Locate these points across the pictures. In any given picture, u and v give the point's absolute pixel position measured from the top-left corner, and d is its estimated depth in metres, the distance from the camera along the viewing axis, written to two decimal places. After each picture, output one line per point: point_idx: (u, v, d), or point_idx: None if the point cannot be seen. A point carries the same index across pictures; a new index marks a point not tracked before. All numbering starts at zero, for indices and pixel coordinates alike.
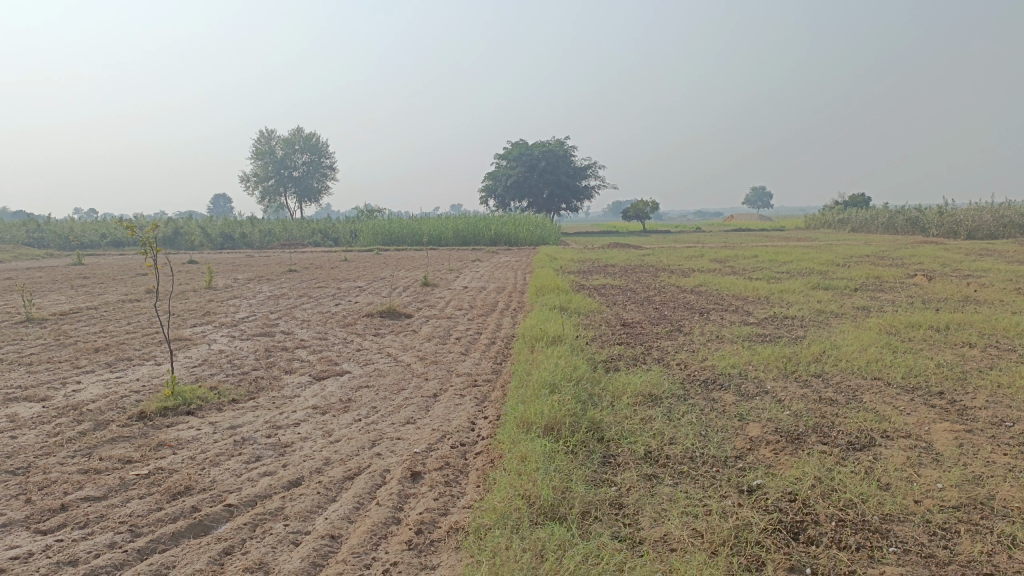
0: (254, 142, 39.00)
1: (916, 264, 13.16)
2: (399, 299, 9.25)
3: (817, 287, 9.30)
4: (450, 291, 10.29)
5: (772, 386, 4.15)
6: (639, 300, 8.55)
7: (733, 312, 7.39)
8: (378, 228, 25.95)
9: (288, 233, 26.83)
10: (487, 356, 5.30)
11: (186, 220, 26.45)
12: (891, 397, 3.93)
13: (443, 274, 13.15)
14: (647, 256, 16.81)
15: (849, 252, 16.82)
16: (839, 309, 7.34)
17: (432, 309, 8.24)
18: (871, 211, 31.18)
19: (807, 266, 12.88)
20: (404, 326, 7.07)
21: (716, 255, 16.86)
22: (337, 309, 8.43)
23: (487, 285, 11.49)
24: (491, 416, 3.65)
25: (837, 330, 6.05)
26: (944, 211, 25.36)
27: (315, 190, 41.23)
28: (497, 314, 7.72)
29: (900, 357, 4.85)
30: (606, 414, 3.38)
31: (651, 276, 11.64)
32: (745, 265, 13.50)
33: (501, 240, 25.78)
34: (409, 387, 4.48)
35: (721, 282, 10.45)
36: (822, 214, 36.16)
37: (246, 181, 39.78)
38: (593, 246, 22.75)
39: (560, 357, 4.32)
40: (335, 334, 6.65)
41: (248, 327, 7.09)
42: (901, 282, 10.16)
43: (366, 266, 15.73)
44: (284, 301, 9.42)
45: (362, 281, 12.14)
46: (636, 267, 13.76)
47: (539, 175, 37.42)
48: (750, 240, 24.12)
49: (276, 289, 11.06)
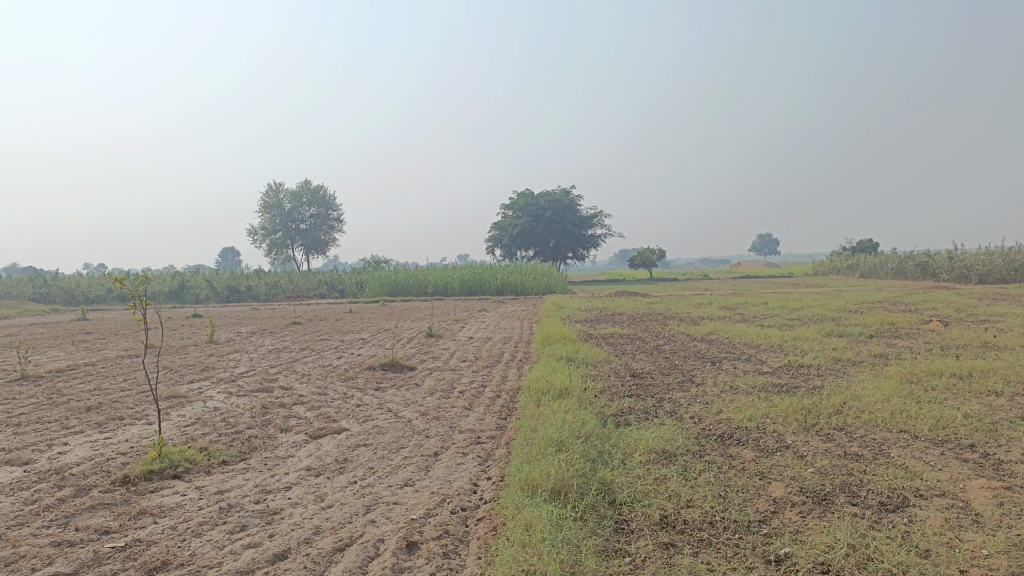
0: (263, 195, 39.38)
1: (930, 310, 12.92)
2: (403, 351, 9.05)
3: (830, 335, 9.06)
4: (455, 342, 10.10)
5: (793, 441, 3.91)
6: (649, 349, 8.33)
7: (746, 361, 7.15)
8: (384, 279, 25.91)
9: (294, 284, 26.78)
10: (491, 410, 5.09)
11: (192, 274, 26.47)
12: (921, 450, 3.69)
13: (448, 325, 12.99)
14: (655, 304, 16.63)
15: (860, 297, 16.59)
16: (856, 357, 7.10)
17: (436, 362, 8.05)
18: (879, 256, 31.00)
19: (818, 312, 12.65)
20: (406, 379, 6.87)
21: (725, 302, 16.65)
22: (338, 362, 8.24)
23: (493, 335, 11.31)
24: (494, 477, 3.43)
25: (856, 379, 5.81)
26: (953, 256, 25.18)
27: (321, 242, 41.39)
28: (503, 365, 7.52)
29: (926, 407, 4.61)
30: (617, 474, 3.16)
31: (659, 325, 11.42)
32: (755, 313, 13.29)
33: (508, 290, 25.68)
34: (409, 445, 4.27)
35: (732, 330, 10.22)
36: (830, 260, 36.01)
37: (253, 235, 39.98)
38: (601, 294, 22.63)
39: (567, 412, 4.11)
40: (335, 388, 6.45)
41: (246, 383, 6.90)
42: (917, 327, 9.92)
43: (370, 317, 15.57)
44: (286, 354, 9.26)
45: (367, 333, 11.98)
46: (644, 315, 13.58)
47: (545, 225, 37.51)
48: (758, 287, 23.92)
49: (279, 342, 10.91)
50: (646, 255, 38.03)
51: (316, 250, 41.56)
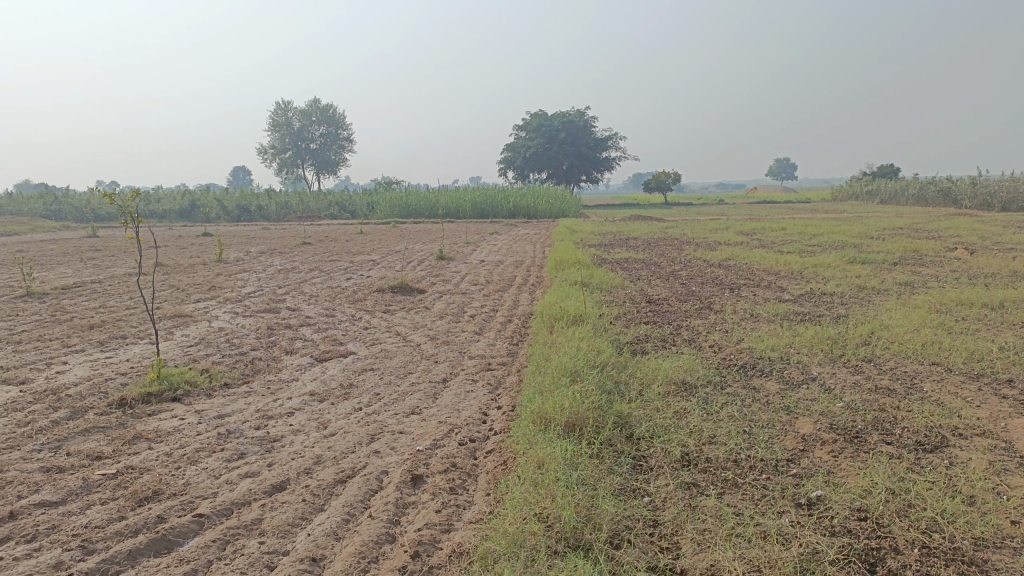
0: (272, 113, 38.67)
1: (954, 237, 12.56)
2: (412, 274, 8.87)
3: (852, 262, 8.78)
4: (465, 265, 9.89)
5: (819, 373, 3.72)
6: (664, 274, 8.11)
7: (766, 288, 6.92)
8: (395, 200, 25.60)
9: (304, 205, 26.48)
10: (502, 336, 4.91)
11: (202, 192, 26.22)
12: (956, 385, 3.49)
13: (459, 247, 12.77)
14: (670, 228, 16.31)
15: (881, 224, 16.19)
16: (881, 286, 6.85)
17: (447, 284, 7.87)
18: (901, 182, 30.25)
19: (838, 238, 12.31)
20: (416, 302, 6.70)
21: (742, 227, 16.29)
22: (347, 283, 8.07)
23: (505, 258, 11.09)
24: (505, 407, 3.26)
25: (882, 308, 5.58)
26: (977, 182, 24.50)
27: (332, 162, 40.84)
28: (514, 289, 7.33)
29: (958, 338, 4.39)
30: (635, 407, 2.98)
31: (675, 249, 11.16)
32: (773, 238, 12.97)
33: (520, 213, 25.35)
34: (417, 370, 4.11)
35: (750, 255, 9.95)
36: (849, 186, 35.26)
37: (263, 153, 39.46)
38: (615, 218, 22.30)
39: (582, 340, 3.92)
40: (343, 310, 6.29)
41: (253, 303, 6.75)
42: (941, 255, 9.62)
43: (381, 239, 15.36)
44: (294, 274, 9.10)
45: (377, 254, 11.79)
46: (659, 240, 13.30)
47: (559, 146, 36.74)
48: (775, 213, 23.48)
49: (288, 262, 10.75)
50: (661, 179, 37.36)
51: (327, 170, 41.07)
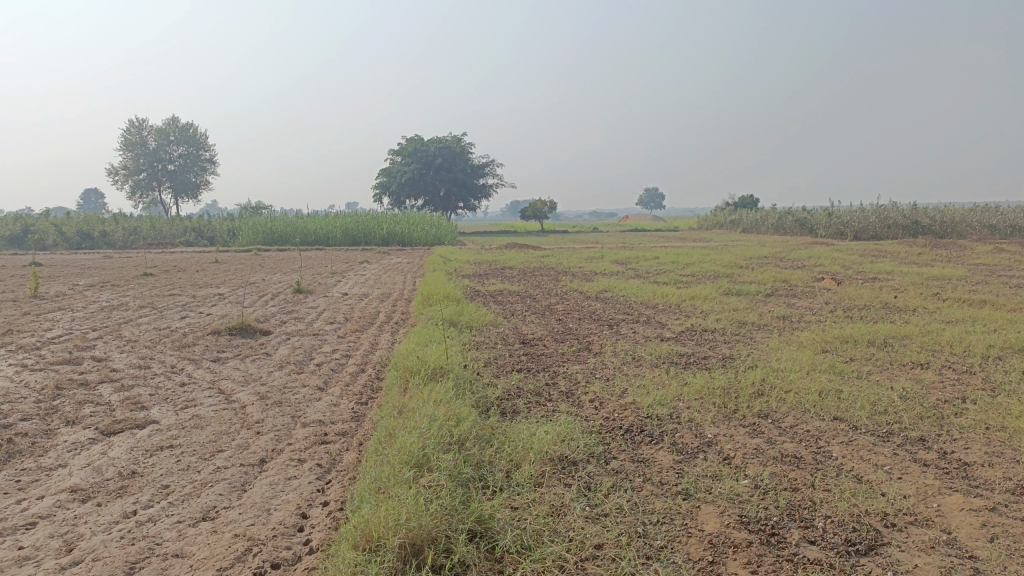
0: (125, 132, 35.92)
1: (818, 266, 12.89)
2: (260, 311, 7.85)
3: (728, 293, 8.57)
4: (325, 299, 8.96)
5: (716, 436, 3.17)
6: (540, 309, 7.53)
7: (646, 325, 6.46)
8: (259, 227, 24.05)
9: (156, 231, 24.47)
10: (349, 393, 4.11)
11: (36, 216, 23.65)
12: (868, 450, 3.02)
13: (322, 278, 11.79)
14: (547, 257, 15.99)
15: (749, 252, 16.57)
16: (760, 320, 6.55)
17: (297, 323, 6.96)
18: (761, 211, 31.68)
19: (711, 268, 12.28)
20: (255, 347, 5.75)
21: (617, 256, 16.14)
22: (179, 324, 6.97)
23: (371, 290, 10.25)
24: (332, 505, 2.48)
25: (769, 349, 5.20)
26: (831, 212, 25.96)
27: (192, 185, 38.34)
28: (375, 328, 6.51)
29: (855, 386, 4.00)
30: (499, 504, 2.28)
31: (551, 280, 10.67)
32: (648, 267, 12.85)
33: (393, 240, 24.48)
34: (229, 445, 3.24)
35: (627, 287, 9.58)
36: (715, 215, 36.73)
37: (114, 175, 36.53)
38: (491, 245, 21.92)
39: (439, 401, 3.20)
40: (163, 361, 5.27)
41: (50, 351, 5.58)
42: (811, 286, 9.63)
43: (237, 268, 14.06)
44: (119, 313, 7.88)
45: (226, 287, 10.63)
46: (534, 269, 12.88)
47: (435, 173, 36.12)
48: (649, 241, 23.86)
49: (118, 297, 9.44)
50: (537, 207, 37.50)
51: (186, 193, 38.45)
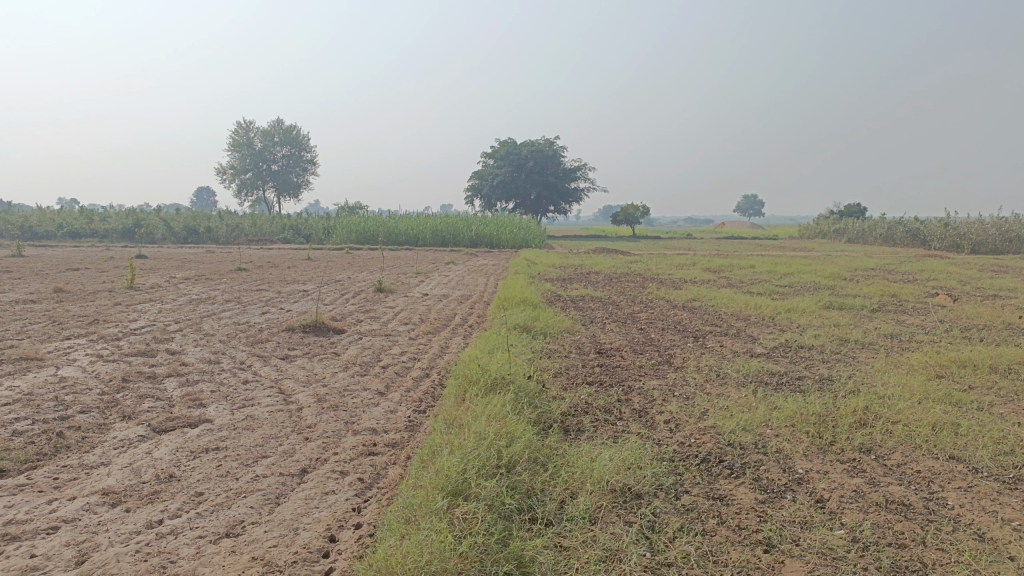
0: (233, 132, 37.56)
1: (931, 281, 11.92)
2: (338, 309, 7.83)
3: (828, 307, 7.95)
4: (404, 299, 8.88)
5: (807, 473, 2.77)
6: (622, 318, 7.16)
7: (735, 338, 6.00)
8: (353, 226, 24.55)
9: (256, 228, 25.39)
10: (408, 399, 3.90)
11: (148, 211, 24.91)
12: (993, 499, 2.55)
13: (405, 277, 11.78)
14: (635, 263, 15.52)
15: (853, 264, 15.57)
16: (864, 339, 5.98)
17: (372, 323, 6.87)
18: (868, 221, 30.02)
19: (810, 279, 11.54)
20: (325, 346, 5.65)
21: (709, 264, 15.50)
22: (257, 319, 6.99)
23: (452, 291, 10.11)
24: (363, 528, 2.25)
25: (873, 371, 4.68)
26: (947, 223, 24.24)
27: (293, 185, 39.71)
28: (448, 331, 6.32)
29: (976, 420, 3.48)
30: (543, 545, 1.99)
31: (637, 287, 10.26)
32: (741, 277, 12.22)
33: (482, 242, 24.46)
34: (275, 450, 3.08)
35: (717, 296, 9.07)
36: (817, 224, 35.07)
37: (221, 173, 38.28)
38: (579, 249, 21.58)
39: (494, 416, 2.92)
40: (232, 357, 5.22)
41: (129, 343, 5.66)
42: (922, 302, 8.84)
43: (326, 266, 14.28)
44: (205, 306, 8.02)
45: (311, 284, 10.74)
46: (621, 275, 12.48)
47: (526, 175, 36.03)
48: (745, 249, 22.94)
49: (208, 291, 9.66)
50: (629, 212, 36.83)
51: (287, 193, 39.86)
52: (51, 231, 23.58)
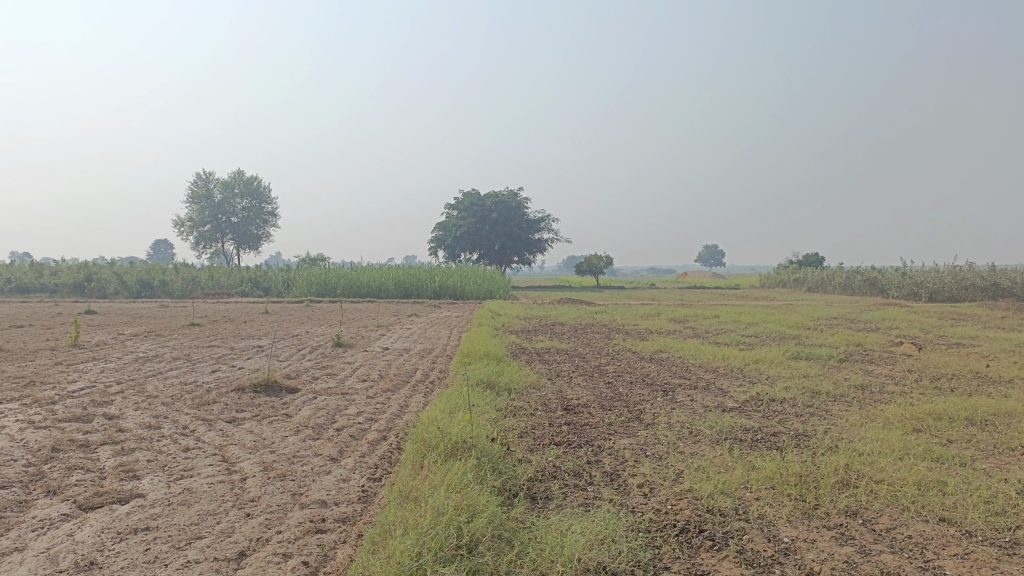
0: (193, 185, 37.09)
1: (893, 329, 11.99)
2: (294, 366, 7.49)
3: (796, 357, 7.86)
4: (364, 354, 8.57)
5: (794, 542, 2.56)
6: (588, 371, 6.97)
7: (705, 392, 5.83)
8: (314, 278, 24.15)
9: (214, 281, 24.85)
10: (363, 466, 3.62)
11: (101, 265, 24.25)
12: (994, 567, 2.37)
13: (366, 331, 11.47)
14: (600, 314, 15.42)
15: (816, 313, 15.67)
16: (835, 390, 5.86)
17: (328, 381, 6.56)
18: (826, 270, 30.55)
19: (775, 329, 11.52)
20: (277, 406, 5.34)
21: (674, 314, 15.47)
22: (207, 378, 6.63)
23: (414, 345, 9.84)
24: None
25: (849, 426, 4.53)
26: (903, 272, 24.72)
27: (254, 237, 39.19)
28: (408, 388, 6.04)
29: (962, 477, 3.32)
30: None
31: (603, 339, 10.10)
32: (707, 327, 12.16)
33: (445, 293, 24.23)
34: (212, 529, 2.77)
35: (684, 348, 8.93)
36: (777, 273, 35.61)
37: (180, 226, 37.67)
38: (544, 300, 21.47)
39: (455, 485, 2.67)
40: (175, 421, 4.88)
41: (64, 406, 5.27)
42: (888, 351, 8.81)
43: (284, 320, 13.89)
44: (152, 365, 7.62)
45: (267, 339, 10.37)
46: (587, 326, 12.34)
47: (490, 227, 36.09)
48: (708, 298, 23.07)
49: (157, 348, 9.24)
50: (593, 263, 37.00)
51: (247, 246, 39.30)
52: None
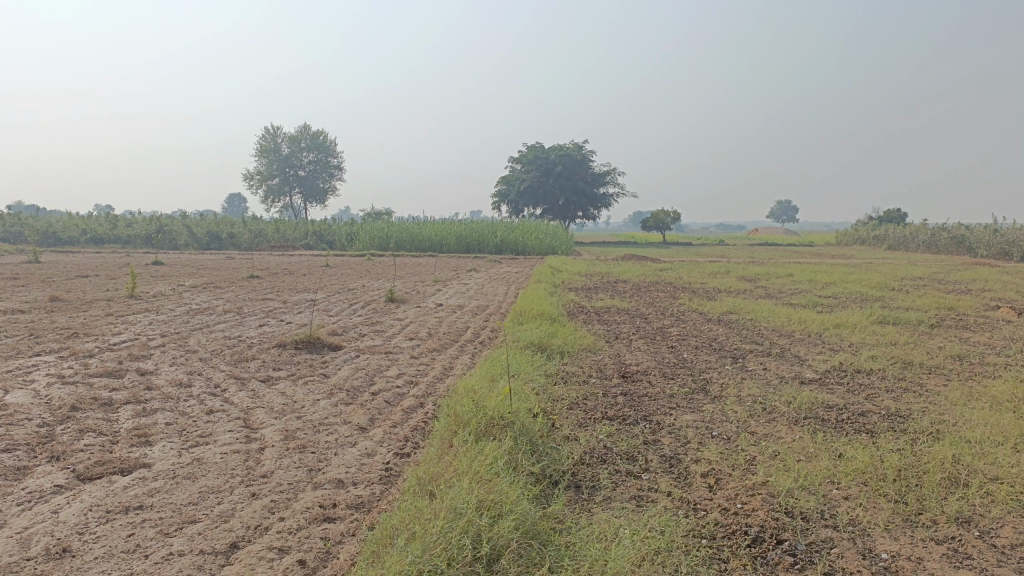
0: (261, 138, 37.47)
1: (988, 291, 11.04)
2: (342, 322, 7.23)
3: (881, 323, 7.17)
4: (416, 311, 8.26)
5: (895, 562, 2.07)
6: (650, 333, 6.47)
7: (780, 360, 5.28)
8: (376, 231, 24.08)
9: (280, 234, 25.06)
10: (393, 440, 3.26)
11: (171, 217, 24.74)
12: None
13: (422, 286, 11.18)
14: (666, 271, 14.80)
15: (898, 274, 14.66)
16: (929, 361, 5.22)
17: (375, 338, 6.26)
18: (910, 227, 28.88)
19: (855, 290, 10.72)
20: (316, 365, 5.05)
21: (744, 272, 14.70)
22: (250, 333, 6.41)
23: (468, 302, 9.49)
24: None
25: (950, 407, 3.93)
26: (996, 230, 23.06)
27: (321, 190, 39.51)
28: (456, 349, 5.68)
29: None
30: None
31: (667, 298, 9.54)
32: (781, 287, 11.44)
33: (507, 248, 23.85)
34: (210, 512, 2.45)
35: (756, 309, 8.31)
36: (855, 231, 33.91)
37: (249, 179, 38.22)
38: (607, 256, 20.84)
39: (482, 477, 2.27)
40: (208, 379, 4.64)
41: (101, 361, 5.10)
42: (985, 316, 8.01)
43: (342, 273, 13.75)
44: (201, 318, 7.48)
45: (321, 293, 10.19)
46: (651, 284, 11.78)
47: (554, 181, 35.38)
48: (781, 256, 22.05)
49: (211, 300, 9.15)
50: (660, 218, 35.96)
51: (314, 199, 39.69)
52: (75, 237, 23.50)
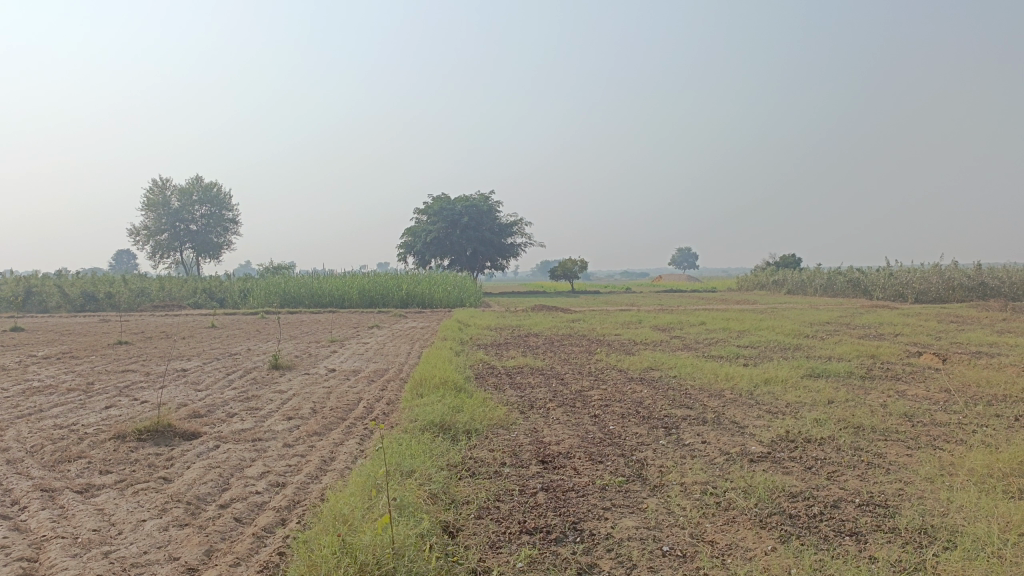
0: (148, 191, 35.28)
1: (900, 335, 10.94)
2: (211, 398, 6.11)
3: (812, 377, 6.67)
4: (302, 380, 7.21)
5: None
6: (569, 399, 5.70)
7: (718, 429, 4.60)
8: (272, 287, 22.61)
9: (165, 292, 23.20)
10: None
11: (42, 276, 22.51)
12: None
13: (316, 348, 10.09)
14: (577, 322, 14.25)
15: (807, 319, 14.62)
16: (880, 424, 4.64)
17: (244, 420, 5.20)
18: (807, 271, 29.72)
19: (772, 338, 10.39)
20: (159, 463, 4.01)
21: (657, 322, 14.26)
22: (90, 419, 5.24)
23: (366, 366, 8.49)
24: None
25: (930, 488, 3.30)
26: (889, 272, 23.87)
27: (214, 245, 37.43)
28: (343, 431, 4.73)
29: None
30: None
31: (583, 354, 8.84)
32: (697, 336, 11.00)
33: (413, 302, 22.81)
34: None
35: (678, 364, 7.70)
36: (755, 276, 34.75)
37: (134, 234, 35.86)
38: (517, 307, 20.16)
39: None
40: (4, 494, 3.52)
41: None
42: (910, 364, 7.68)
43: (227, 336, 12.44)
44: (35, 400, 6.20)
45: (196, 361, 8.95)
46: (564, 337, 11.13)
47: (461, 232, 34.77)
48: (689, 303, 22.01)
49: (59, 375, 7.78)
50: (568, 267, 35.83)
51: (207, 254, 37.56)
52: None
